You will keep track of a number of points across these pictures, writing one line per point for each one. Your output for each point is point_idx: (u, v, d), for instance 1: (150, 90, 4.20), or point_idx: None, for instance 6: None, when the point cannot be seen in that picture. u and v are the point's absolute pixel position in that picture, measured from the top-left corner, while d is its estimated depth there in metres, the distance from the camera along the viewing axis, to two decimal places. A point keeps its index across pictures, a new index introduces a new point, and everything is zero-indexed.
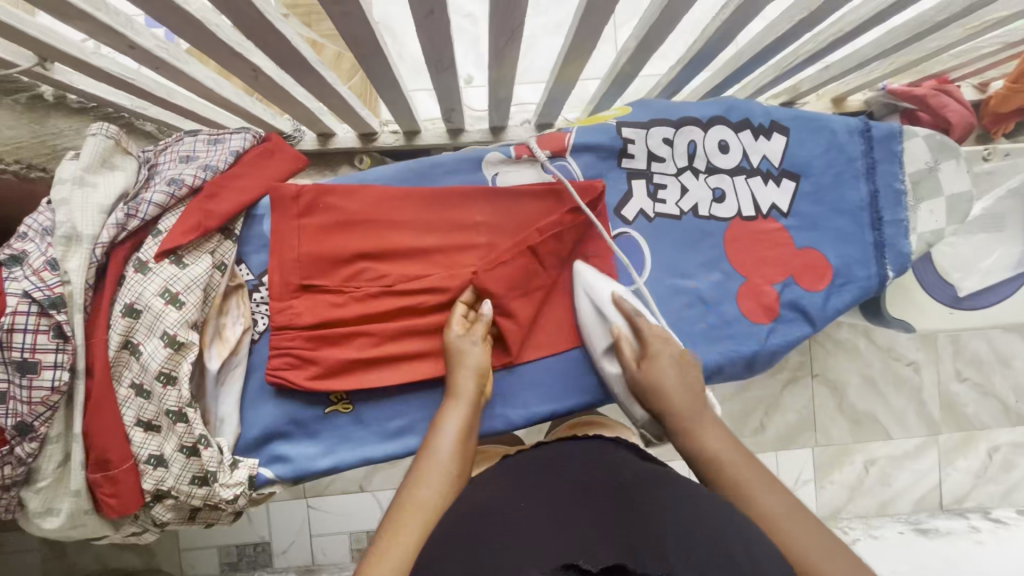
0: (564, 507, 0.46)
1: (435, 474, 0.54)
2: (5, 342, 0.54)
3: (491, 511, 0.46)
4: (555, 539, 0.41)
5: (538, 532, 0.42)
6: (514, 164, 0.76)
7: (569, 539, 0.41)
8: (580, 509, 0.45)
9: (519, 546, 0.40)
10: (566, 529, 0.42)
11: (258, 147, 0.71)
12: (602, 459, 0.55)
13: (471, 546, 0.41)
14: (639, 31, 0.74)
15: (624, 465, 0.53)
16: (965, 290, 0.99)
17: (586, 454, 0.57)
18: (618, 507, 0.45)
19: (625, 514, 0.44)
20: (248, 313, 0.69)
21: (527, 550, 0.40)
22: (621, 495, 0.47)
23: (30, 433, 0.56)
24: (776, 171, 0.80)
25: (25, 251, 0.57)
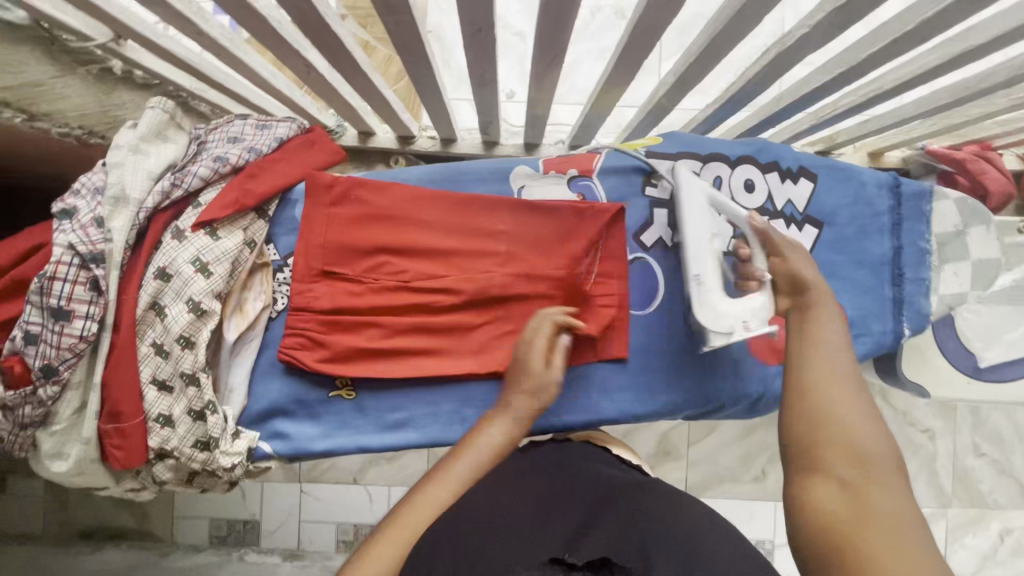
0: (553, 514, 0.50)
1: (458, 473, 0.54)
2: (45, 288, 0.57)
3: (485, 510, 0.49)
4: (543, 543, 0.45)
5: (524, 535, 0.46)
6: (541, 179, 0.78)
7: (557, 543, 0.45)
8: (568, 517, 0.50)
9: (506, 547, 0.44)
10: (552, 534, 0.47)
11: (301, 136, 0.75)
12: (602, 467, 0.60)
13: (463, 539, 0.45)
14: (678, 67, 0.76)
15: (610, 475, 0.58)
16: (986, 360, 0.96)
17: (580, 464, 0.60)
18: (611, 517, 0.49)
19: (614, 522, 0.48)
20: (271, 291, 0.72)
21: (518, 550, 0.44)
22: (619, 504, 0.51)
23: (55, 376, 0.59)
24: (799, 216, 0.80)
25: (74, 207, 0.61)
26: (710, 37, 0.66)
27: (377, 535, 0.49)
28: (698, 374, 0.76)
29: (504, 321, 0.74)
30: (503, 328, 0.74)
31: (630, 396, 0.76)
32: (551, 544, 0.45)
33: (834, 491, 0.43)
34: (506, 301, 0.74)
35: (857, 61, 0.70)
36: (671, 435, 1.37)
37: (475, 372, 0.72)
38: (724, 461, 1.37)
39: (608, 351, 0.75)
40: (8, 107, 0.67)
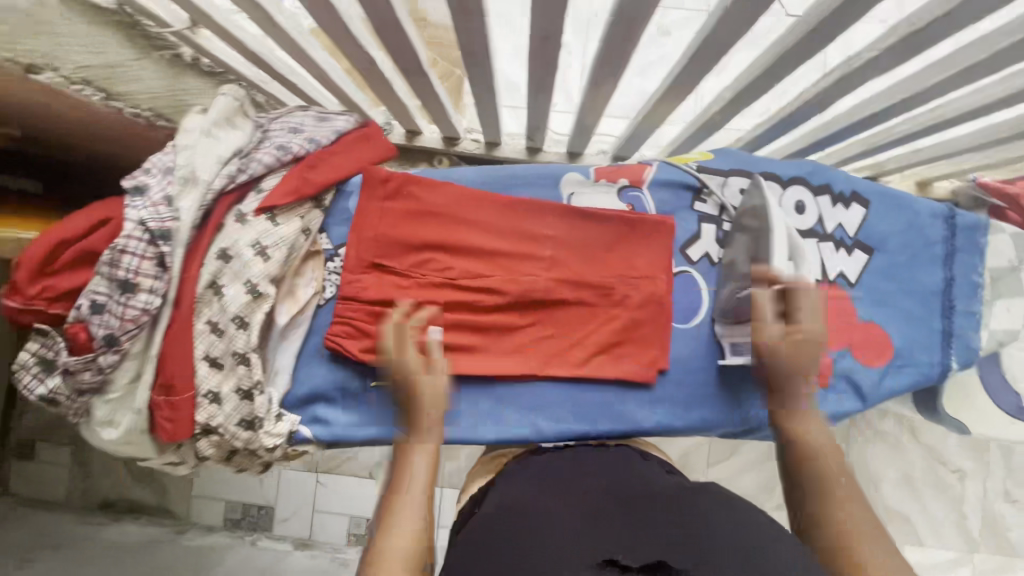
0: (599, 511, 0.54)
1: (409, 512, 0.52)
2: (114, 260, 0.59)
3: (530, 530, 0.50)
4: (592, 536, 0.49)
5: (572, 532, 0.50)
6: (590, 187, 0.79)
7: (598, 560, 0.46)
8: (614, 514, 0.53)
9: (556, 544, 0.47)
10: (595, 542, 0.49)
11: (358, 130, 0.77)
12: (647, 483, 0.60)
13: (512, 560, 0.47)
14: (736, 84, 0.76)
15: (651, 475, 0.61)
16: None
17: (620, 466, 0.64)
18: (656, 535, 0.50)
19: (659, 518, 0.52)
20: (321, 279, 0.73)
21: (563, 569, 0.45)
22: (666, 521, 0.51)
23: (115, 346, 0.61)
24: (849, 241, 0.79)
25: (146, 184, 0.62)
26: (772, 58, 0.66)
27: None
28: (734, 392, 0.76)
29: (544, 324, 0.74)
30: (543, 331, 0.74)
31: (667, 409, 0.75)
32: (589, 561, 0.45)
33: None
34: (549, 305, 0.74)
35: (922, 87, 0.69)
36: (690, 454, 1.36)
37: (515, 373, 0.73)
38: (744, 485, 1.34)
39: (647, 364, 0.75)
40: (88, 85, 0.69)
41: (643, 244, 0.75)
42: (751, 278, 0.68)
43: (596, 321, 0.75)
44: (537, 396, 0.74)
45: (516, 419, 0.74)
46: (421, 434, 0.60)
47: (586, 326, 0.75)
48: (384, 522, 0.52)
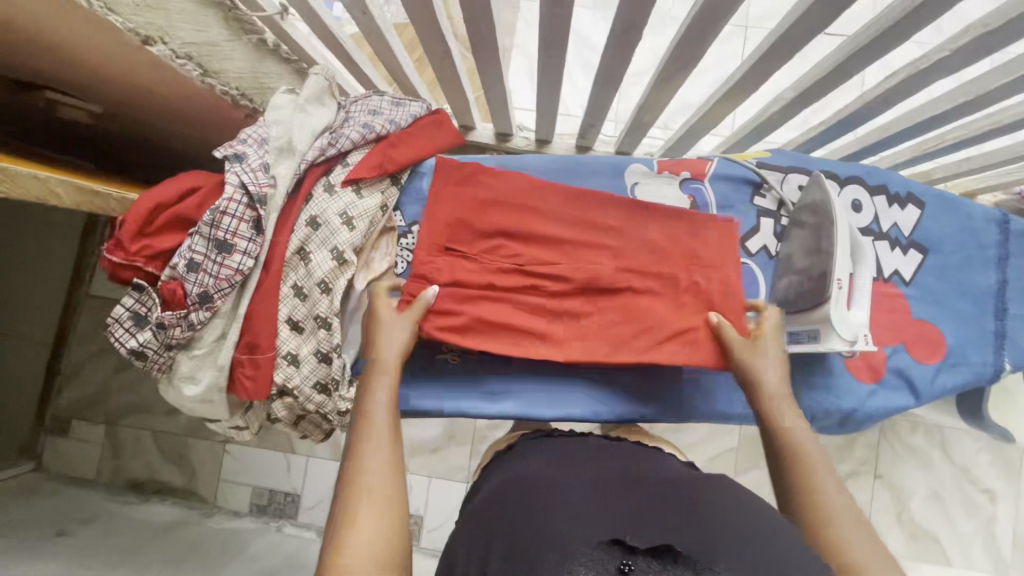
0: (611, 501, 0.54)
1: (376, 448, 0.57)
2: (214, 221, 0.63)
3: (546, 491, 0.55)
4: (602, 525, 0.49)
5: (579, 519, 0.50)
6: (654, 178, 0.81)
7: (613, 520, 0.50)
8: (625, 502, 0.54)
9: (559, 531, 0.49)
10: (608, 506, 0.53)
11: (430, 115, 0.80)
12: (657, 462, 0.64)
13: (524, 517, 0.52)
14: (800, 84, 0.79)
15: (670, 470, 0.61)
16: None
17: (636, 458, 0.64)
18: (666, 501, 0.54)
19: (670, 512, 0.52)
20: (394, 253, 0.77)
21: (574, 525, 0.49)
22: (683, 495, 0.55)
23: (208, 303, 0.64)
24: (904, 240, 0.81)
25: (244, 153, 0.66)
26: (843, 55, 0.70)
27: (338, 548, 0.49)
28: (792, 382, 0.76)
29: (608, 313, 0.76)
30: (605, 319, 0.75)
31: (719, 396, 0.78)
32: (605, 521, 0.50)
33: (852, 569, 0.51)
34: (617, 296, 0.76)
35: (984, 91, 0.72)
36: (718, 460, 1.36)
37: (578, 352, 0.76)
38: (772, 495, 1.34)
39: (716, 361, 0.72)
40: (189, 60, 0.74)
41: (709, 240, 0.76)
42: (814, 267, 0.71)
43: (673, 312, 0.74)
44: (596, 376, 0.77)
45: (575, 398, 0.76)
46: (377, 373, 0.65)
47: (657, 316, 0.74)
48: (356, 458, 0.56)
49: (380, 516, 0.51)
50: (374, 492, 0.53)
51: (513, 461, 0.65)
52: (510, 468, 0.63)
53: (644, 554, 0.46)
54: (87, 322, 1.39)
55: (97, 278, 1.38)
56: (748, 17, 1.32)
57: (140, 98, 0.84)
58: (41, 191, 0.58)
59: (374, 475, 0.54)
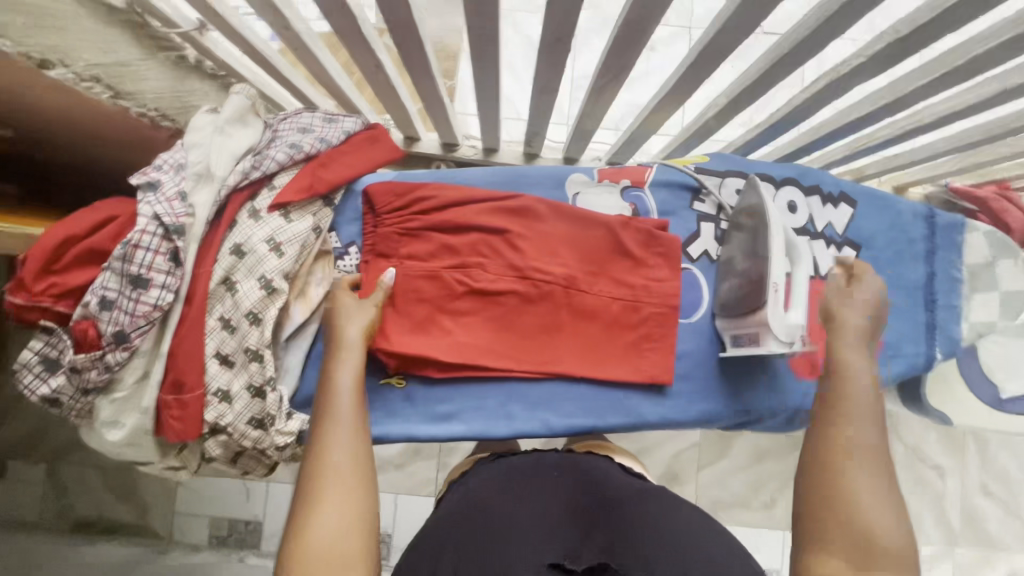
0: (556, 522, 0.55)
1: (343, 435, 0.54)
2: (126, 256, 0.59)
3: (498, 514, 0.55)
4: (544, 548, 0.50)
5: (522, 543, 0.51)
6: (595, 188, 0.81)
7: (554, 545, 0.51)
8: (568, 525, 0.55)
9: (506, 557, 0.49)
10: (554, 532, 0.53)
11: (364, 132, 0.77)
12: (602, 471, 0.65)
13: (475, 541, 0.52)
14: (733, 89, 0.80)
15: (614, 481, 0.62)
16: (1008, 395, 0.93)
17: (580, 466, 0.65)
18: (606, 528, 0.54)
19: (607, 533, 0.54)
20: (331, 277, 0.73)
21: (522, 551, 0.50)
22: (626, 510, 0.56)
23: (125, 342, 0.61)
24: (839, 239, 0.83)
25: (159, 180, 0.63)
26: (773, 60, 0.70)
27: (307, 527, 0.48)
28: (737, 385, 0.79)
29: (518, 351, 0.75)
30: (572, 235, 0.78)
31: (675, 405, 0.78)
32: (548, 545, 0.51)
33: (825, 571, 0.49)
34: (576, 292, 0.76)
35: (904, 91, 0.74)
36: (683, 456, 1.37)
37: (521, 370, 0.74)
38: (736, 487, 1.37)
39: (651, 379, 0.76)
40: (97, 81, 0.69)
41: (600, 270, 0.77)
42: (753, 271, 0.71)
43: (605, 269, 0.77)
44: (547, 391, 0.76)
45: (526, 414, 0.75)
46: (342, 356, 0.61)
47: (607, 279, 0.77)
48: (320, 441, 0.53)
49: (346, 511, 0.49)
50: (340, 483, 0.50)
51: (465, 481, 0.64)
52: (460, 492, 0.61)
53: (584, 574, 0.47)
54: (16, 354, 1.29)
55: None
56: (689, 19, 1.33)
57: (69, 108, 0.73)
58: None
59: (339, 459, 0.52)
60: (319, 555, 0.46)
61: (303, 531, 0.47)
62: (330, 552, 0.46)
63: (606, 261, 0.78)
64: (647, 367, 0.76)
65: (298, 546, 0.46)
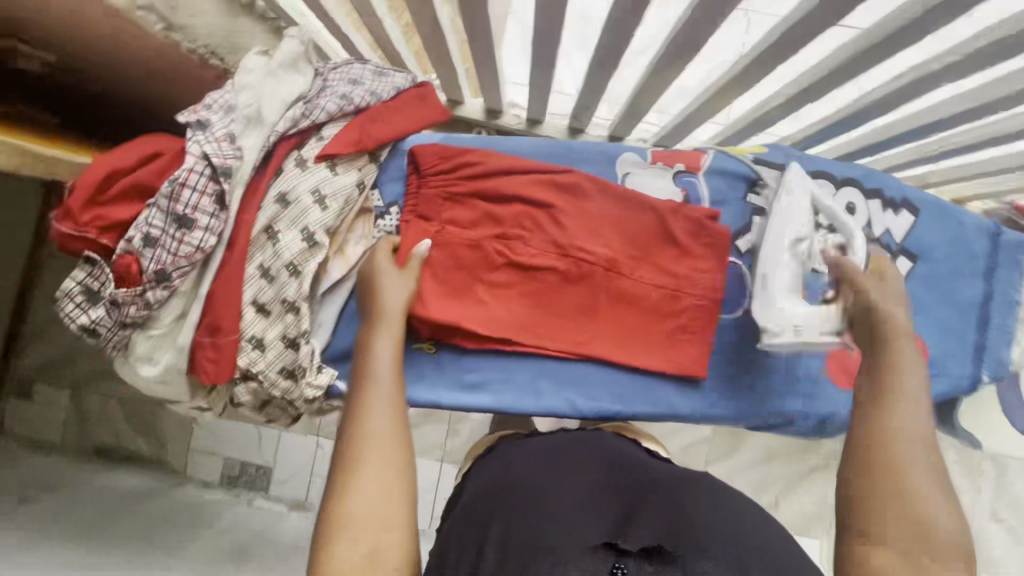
0: (598, 500, 0.54)
1: (381, 402, 0.53)
2: (173, 194, 0.59)
3: (535, 490, 0.55)
4: (589, 523, 0.50)
5: (567, 518, 0.50)
6: (647, 169, 0.78)
7: (600, 524, 0.50)
8: (613, 506, 0.54)
9: (550, 533, 0.48)
10: (597, 510, 0.53)
11: (414, 89, 0.75)
12: (631, 454, 0.65)
13: (515, 513, 0.52)
14: (804, 78, 0.76)
15: (654, 468, 0.62)
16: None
17: (613, 448, 0.65)
18: (653, 505, 0.53)
19: (661, 516, 0.51)
20: (370, 236, 0.72)
21: (566, 527, 0.49)
22: (675, 495, 0.55)
23: (166, 281, 0.61)
24: (895, 247, 0.79)
25: (208, 120, 0.62)
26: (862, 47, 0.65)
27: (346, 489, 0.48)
28: (767, 383, 0.78)
29: (550, 329, 0.74)
30: (620, 216, 0.75)
31: (704, 398, 0.76)
32: (594, 523, 0.50)
33: (872, 551, 0.47)
34: (617, 275, 0.74)
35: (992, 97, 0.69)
36: (692, 450, 1.36)
37: (552, 348, 0.73)
38: (742, 485, 1.36)
39: (682, 370, 0.75)
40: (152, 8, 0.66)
41: (642, 256, 0.75)
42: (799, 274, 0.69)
43: (650, 255, 0.75)
44: (577, 373, 0.75)
45: (553, 392, 0.74)
46: (381, 327, 0.60)
47: (649, 265, 0.75)
48: (359, 406, 0.53)
49: (388, 476, 0.49)
50: (379, 446, 0.50)
51: (497, 456, 0.64)
52: (498, 467, 0.61)
53: (638, 555, 0.46)
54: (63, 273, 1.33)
55: None
56: None
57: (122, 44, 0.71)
58: None
59: (378, 427, 0.51)
60: (358, 516, 0.46)
61: (344, 493, 0.47)
62: (370, 516, 0.46)
63: (650, 247, 0.75)
64: (680, 358, 0.75)
65: (341, 507, 0.46)
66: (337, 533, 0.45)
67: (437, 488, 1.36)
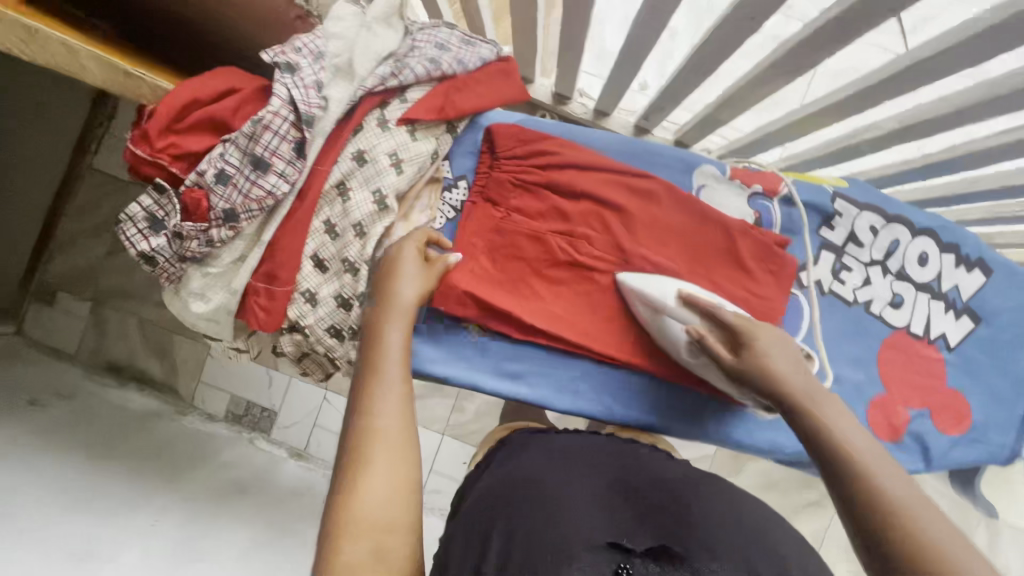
0: (608, 498, 0.54)
1: (391, 395, 0.47)
2: (253, 135, 0.57)
3: (547, 490, 0.52)
4: (600, 521, 0.48)
5: (574, 515, 0.48)
6: (723, 185, 0.76)
7: (610, 522, 0.49)
8: (621, 506, 0.53)
9: (557, 526, 0.47)
10: (610, 509, 0.51)
11: (497, 63, 0.72)
12: (645, 459, 0.64)
13: (523, 509, 0.50)
14: (906, 116, 0.72)
15: (664, 468, 0.61)
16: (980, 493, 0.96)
17: (626, 452, 0.64)
18: (662, 509, 0.53)
19: (663, 517, 0.51)
20: (435, 207, 0.72)
21: (575, 524, 0.47)
22: (682, 496, 0.55)
23: (233, 222, 0.60)
24: (959, 305, 0.78)
25: (297, 64, 0.59)
26: (982, 98, 0.62)
27: (344, 487, 0.42)
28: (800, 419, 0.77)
29: (599, 332, 0.73)
30: (696, 231, 0.73)
31: (737, 424, 0.76)
32: (605, 522, 0.49)
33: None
34: None
35: None
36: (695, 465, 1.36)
37: (598, 351, 0.72)
38: None
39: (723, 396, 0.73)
40: None
41: (705, 274, 0.73)
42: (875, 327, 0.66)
43: (714, 275, 0.73)
44: (619, 378, 0.74)
45: (590, 393, 0.73)
46: (392, 318, 0.53)
47: (713, 285, 0.72)
48: (364, 399, 0.46)
49: (394, 475, 0.43)
50: (390, 443, 0.44)
51: (508, 460, 0.61)
52: (510, 466, 0.60)
53: (641, 556, 0.45)
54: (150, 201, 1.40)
55: (103, 151, 1.32)
56: None
57: None
58: (74, 64, 0.53)
59: (387, 421, 0.45)
60: (363, 520, 0.41)
61: (349, 491, 0.42)
62: (376, 517, 0.41)
63: (713, 266, 0.73)
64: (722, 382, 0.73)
65: (346, 508, 0.41)
66: (344, 540, 0.40)
67: (438, 458, 1.37)
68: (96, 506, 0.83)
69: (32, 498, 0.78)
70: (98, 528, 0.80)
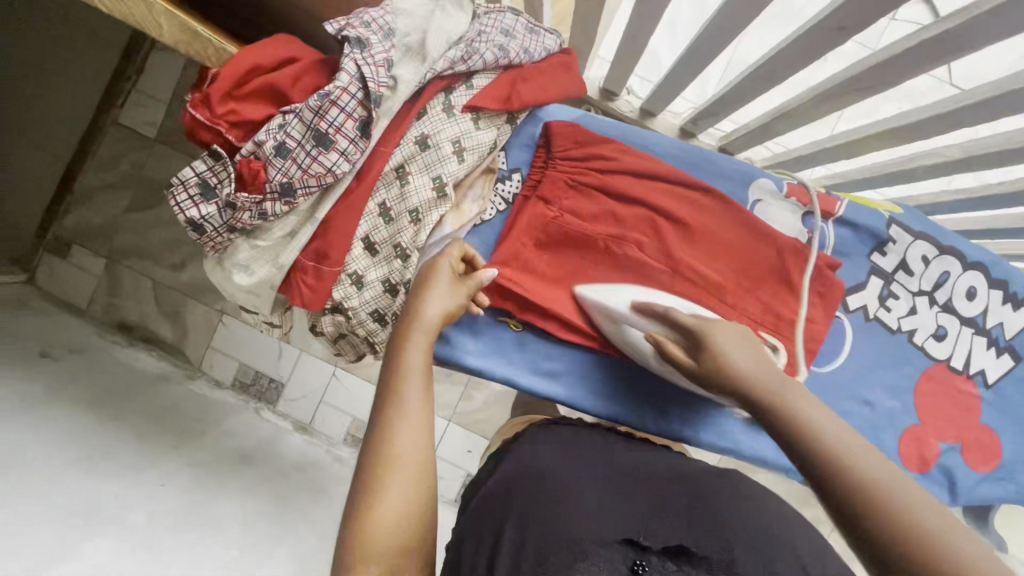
0: (621, 492, 0.52)
1: (412, 415, 0.44)
2: (319, 109, 0.55)
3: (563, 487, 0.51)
4: (612, 520, 0.47)
5: (587, 513, 0.47)
6: (779, 201, 0.74)
7: (624, 517, 0.47)
8: (634, 497, 0.51)
9: (572, 524, 0.46)
10: (621, 504, 0.50)
11: (560, 55, 0.71)
12: (660, 457, 0.61)
13: (540, 503, 0.49)
14: (971, 147, 0.71)
15: (689, 463, 0.59)
16: None
17: (648, 449, 0.62)
18: (675, 500, 0.51)
19: (675, 506, 0.49)
20: (488, 197, 0.72)
21: (586, 520, 0.46)
22: (694, 489, 0.52)
23: (289, 197, 0.58)
24: (1003, 342, 0.77)
25: (367, 39, 0.56)
26: None
27: (355, 504, 0.40)
28: None
29: None
30: (748, 246, 0.71)
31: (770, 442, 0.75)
32: (621, 518, 0.47)
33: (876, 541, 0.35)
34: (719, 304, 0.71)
35: None
36: None
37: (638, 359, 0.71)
38: None
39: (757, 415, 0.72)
40: None
41: (754, 292, 0.72)
42: None
43: (761, 292, 0.71)
44: (655, 386, 0.73)
45: (624, 398, 0.73)
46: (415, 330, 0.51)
47: (759, 302, 0.71)
48: (384, 418, 0.44)
49: (410, 497, 0.41)
50: (409, 464, 0.42)
51: (519, 452, 0.60)
52: (521, 457, 0.59)
53: (661, 555, 0.44)
54: (171, 160, 1.37)
55: (128, 107, 1.28)
56: None
57: None
58: (146, 20, 0.51)
59: (405, 443, 0.42)
60: (373, 541, 0.38)
61: (361, 509, 0.40)
62: (388, 540, 0.39)
63: (761, 283, 0.72)
64: None
65: (358, 526, 0.39)
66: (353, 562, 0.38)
67: (444, 445, 1.37)
68: (103, 465, 0.81)
69: (44, 452, 0.77)
70: (105, 486, 0.78)
